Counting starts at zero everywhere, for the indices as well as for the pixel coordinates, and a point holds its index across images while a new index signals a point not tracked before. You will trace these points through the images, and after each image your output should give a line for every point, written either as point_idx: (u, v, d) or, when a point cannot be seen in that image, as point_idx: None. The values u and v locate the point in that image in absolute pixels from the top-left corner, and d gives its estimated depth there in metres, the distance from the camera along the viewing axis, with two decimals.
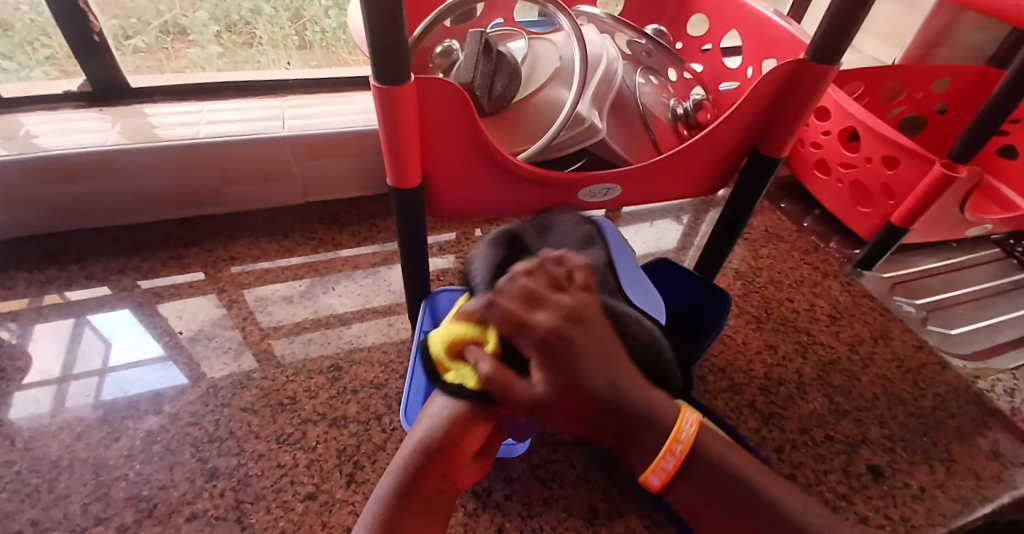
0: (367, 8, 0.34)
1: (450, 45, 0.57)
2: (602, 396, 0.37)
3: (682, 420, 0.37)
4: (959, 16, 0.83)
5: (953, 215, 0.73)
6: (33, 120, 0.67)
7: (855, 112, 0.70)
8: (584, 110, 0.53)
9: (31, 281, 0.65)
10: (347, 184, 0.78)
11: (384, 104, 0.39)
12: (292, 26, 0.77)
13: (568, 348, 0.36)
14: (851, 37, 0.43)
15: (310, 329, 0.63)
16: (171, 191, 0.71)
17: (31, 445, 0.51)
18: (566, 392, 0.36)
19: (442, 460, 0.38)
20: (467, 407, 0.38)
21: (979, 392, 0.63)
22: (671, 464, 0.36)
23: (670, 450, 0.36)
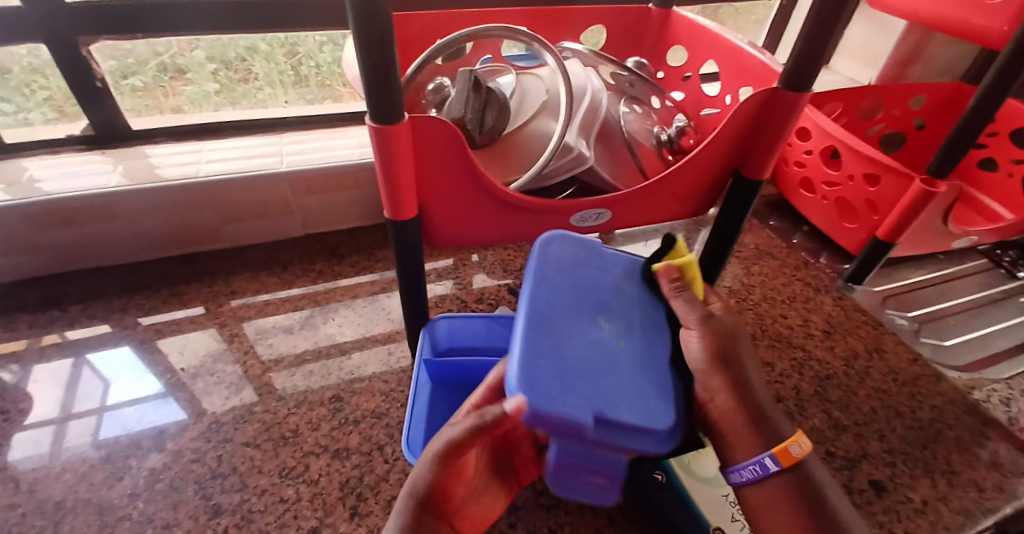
0: (361, 53, 0.35)
1: (442, 82, 0.59)
2: (760, 402, 0.43)
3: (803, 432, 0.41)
4: (931, 36, 0.86)
5: (938, 227, 0.75)
6: (36, 166, 0.68)
7: (835, 131, 0.72)
8: (572, 139, 0.55)
9: (33, 322, 0.66)
10: (344, 216, 0.80)
11: (379, 142, 0.41)
12: (287, 63, 0.78)
13: (735, 346, 0.44)
14: (819, 68, 0.45)
15: (310, 361, 0.64)
16: (171, 229, 0.72)
17: (34, 487, 0.51)
18: (741, 386, 0.42)
19: (437, 504, 0.38)
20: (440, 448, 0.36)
21: (974, 402, 0.63)
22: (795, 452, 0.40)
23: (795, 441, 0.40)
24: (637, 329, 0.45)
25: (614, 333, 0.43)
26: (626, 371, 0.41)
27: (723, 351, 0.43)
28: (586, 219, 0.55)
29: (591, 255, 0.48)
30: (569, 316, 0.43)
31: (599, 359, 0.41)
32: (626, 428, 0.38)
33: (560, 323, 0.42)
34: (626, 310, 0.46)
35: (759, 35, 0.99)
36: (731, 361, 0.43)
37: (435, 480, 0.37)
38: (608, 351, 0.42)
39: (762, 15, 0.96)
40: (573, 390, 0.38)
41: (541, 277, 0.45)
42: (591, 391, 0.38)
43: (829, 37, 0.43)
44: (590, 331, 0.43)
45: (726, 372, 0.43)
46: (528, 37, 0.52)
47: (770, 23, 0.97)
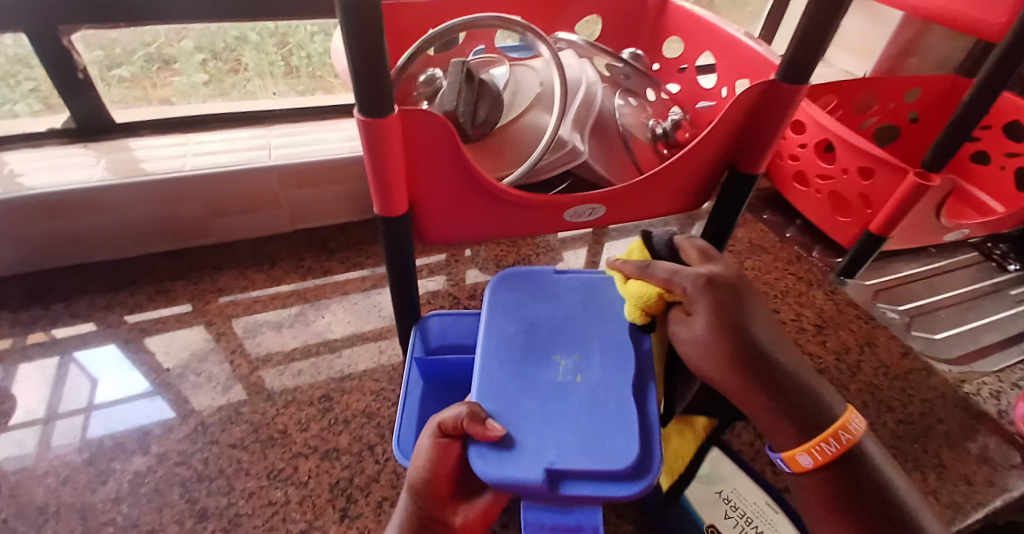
0: (348, 40, 0.34)
1: (433, 73, 0.58)
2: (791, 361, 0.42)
3: (851, 416, 0.39)
4: (926, 28, 0.85)
5: (931, 221, 0.75)
6: (16, 159, 0.66)
7: (829, 125, 0.72)
8: (566, 133, 0.54)
9: (14, 321, 0.64)
10: (334, 211, 0.78)
11: (367, 135, 0.39)
12: (278, 53, 0.77)
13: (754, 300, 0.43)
14: (817, 61, 0.44)
15: (299, 359, 0.63)
16: (156, 224, 0.70)
17: (16, 491, 0.50)
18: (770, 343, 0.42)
19: (424, 494, 0.38)
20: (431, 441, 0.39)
21: (965, 396, 0.63)
22: (833, 449, 0.38)
23: (834, 436, 0.38)
24: (597, 360, 0.45)
25: (572, 369, 0.44)
26: (583, 402, 0.42)
27: (725, 309, 0.40)
28: (580, 214, 0.54)
29: (567, 295, 0.50)
30: (521, 363, 0.45)
31: (553, 403, 0.42)
32: (585, 477, 0.38)
33: (513, 371, 0.44)
34: (591, 342, 0.46)
35: (754, 26, 0.97)
36: (737, 309, 0.40)
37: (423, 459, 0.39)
38: (563, 392, 0.43)
39: (756, 6, 0.95)
40: (523, 444, 0.39)
41: (493, 329, 0.47)
42: (546, 442, 0.39)
43: (831, 27, 0.42)
44: (544, 371, 0.44)
45: (739, 339, 0.39)
46: (522, 28, 0.51)
47: (766, 14, 0.96)
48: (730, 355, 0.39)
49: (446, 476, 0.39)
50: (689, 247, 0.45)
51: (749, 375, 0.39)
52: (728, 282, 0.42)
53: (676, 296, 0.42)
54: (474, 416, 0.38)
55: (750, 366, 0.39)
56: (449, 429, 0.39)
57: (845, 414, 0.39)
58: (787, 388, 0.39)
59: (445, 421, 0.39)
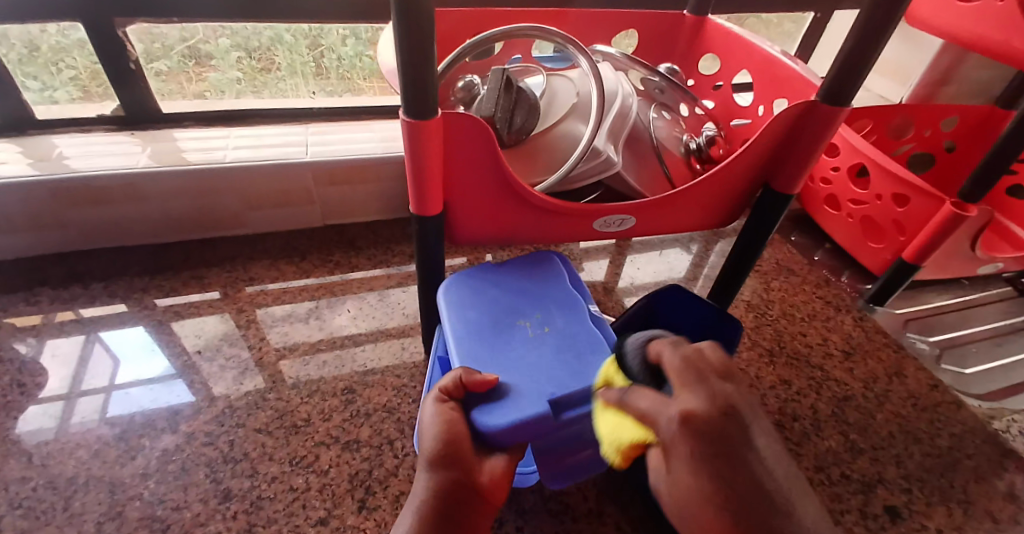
0: (399, 41, 0.35)
1: (471, 80, 0.59)
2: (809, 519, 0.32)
3: None
4: (966, 57, 0.84)
5: (964, 251, 0.74)
6: (65, 143, 0.69)
7: (864, 149, 0.71)
8: (601, 143, 0.54)
9: (54, 297, 0.67)
10: (364, 209, 0.80)
11: (410, 136, 0.40)
12: (310, 54, 0.78)
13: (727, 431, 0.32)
14: (858, 84, 0.45)
15: (324, 351, 0.64)
16: (193, 212, 0.72)
17: (48, 461, 0.51)
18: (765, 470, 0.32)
19: (443, 455, 0.40)
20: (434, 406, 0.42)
21: (994, 432, 0.62)
22: None
23: None
24: (557, 312, 0.50)
25: (537, 325, 0.49)
26: (555, 348, 0.47)
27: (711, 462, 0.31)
28: (609, 225, 0.54)
29: (540, 257, 0.56)
30: (491, 330, 0.48)
31: (530, 355, 0.46)
32: (583, 403, 0.43)
33: (483, 340, 0.47)
34: (547, 298, 0.51)
35: (788, 48, 0.97)
36: (732, 465, 0.31)
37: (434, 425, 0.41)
38: (536, 344, 0.47)
39: (791, 27, 0.95)
40: (520, 392, 0.43)
41: (465, 305, 0.50)
42: (540, 380, 0.44)
43: (874, 50, 0.42)
44: (509, 331, 0.48)
45: (724, 497, 0.31)
46: (562, 38, 0.51)
47: (801, 36, 0.95)
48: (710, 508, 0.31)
49: (462, 435, 0.41)
50: (673, 357, 0.36)
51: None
52: (711, 428, 0.32)
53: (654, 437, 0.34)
54: (471, 372, 0.42)
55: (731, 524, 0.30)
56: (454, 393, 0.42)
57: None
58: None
59: (449, 385, 0.42)
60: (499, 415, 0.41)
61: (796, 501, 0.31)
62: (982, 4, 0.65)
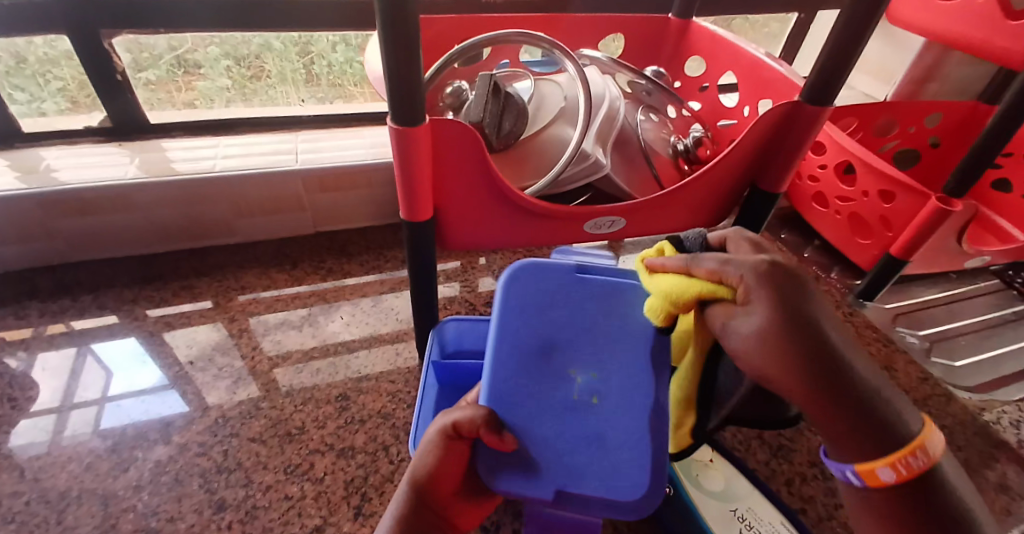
0: (384, 51, 0.35)
1: (461, 85, 0.59)
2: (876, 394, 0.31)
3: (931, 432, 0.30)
4: (948, 54, 0.85)
5: (950, 246, 0.75)
6: (54, 155, 0.69)
7: (849, 147, 0.72)
8: (589, 146, 0.55)
9: (44, 310, 0.66)
10: (356, 215, 0.80)
11: (398, 143, 0.41)
12: (300, 61, 0.77)
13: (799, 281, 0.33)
14: (839, 86, 0.45)
15: (317, 358, 0.64)
16: (183, 222, 0.72)
17: (40, 475, 0.51)
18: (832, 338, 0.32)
19: (427, 490, 0.37)
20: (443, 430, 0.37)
21: (984, 424, 0.63)
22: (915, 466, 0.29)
23: (915, 451, 0.29)
24: (617, 366, 0.42)
25: (587, 388, 0.41)
26: (592, 432, 0.39)
27: (788, 315, 0.31)
28: (599, 227, 0.55)
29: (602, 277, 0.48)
30: (537, 363, 0.42)
31: (568, 416, 0.40)
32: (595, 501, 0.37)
33: (525, 376, 0.41)
34: (610, 357, 0.42)
35: (774, 48, 0.98)
36: (801, 300, 0.32)
37: (430, 458, 0.37)
38: (580, 401, 0.41)
39: (777, 28, 0.96)
40: (536, 461, 0.38)
41: (514, 323, 0.43)
42: (564, 460, 0.38)
43: (852, 54, 0.43)
44: (556, 383, 0.41)
45: (803, 329, 0.31)
46: (548, 44, 0.52)
47: (787, 36, 0.96)
48: (785, 359, 0.31)
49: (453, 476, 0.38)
50: (736, 237, 0.38)
51: (815, 384, 0.30)
52: (784, 273, 0.33)
53: (727, 291, 0.34)
54: (493, 424, 0.37)
55: (812, 359, 0.30)
56: (461, 436, 0.37)
57: (921, 427, 0.30)
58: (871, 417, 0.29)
59: (466, 426, 0.37)
60: (492, 479, 0.37)
61: (855, 357, 0.31)
62: (960, 2, 0.66)
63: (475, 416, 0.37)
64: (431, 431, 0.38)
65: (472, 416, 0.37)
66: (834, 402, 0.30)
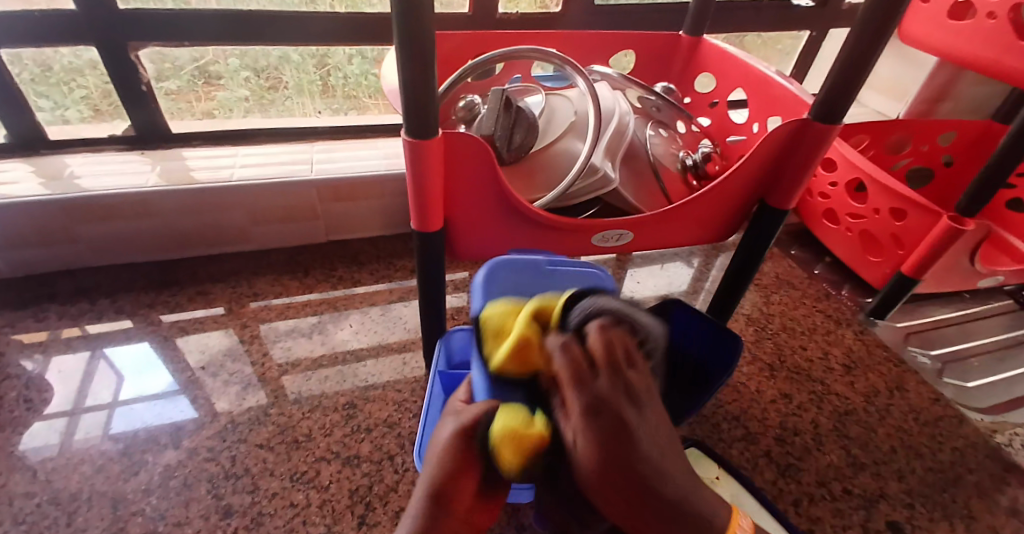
0: (401, 63, 0.36)
1: (472, 99, 0.60)
2: (645, 459, 0.31)
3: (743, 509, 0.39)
4: (961, 73, 0.85)
5: (963, 265, 0.74)
6: (77, 162, 0.71)
7: (861, 165, 0.72)
8: (598, 160, 0.56)
9: (62, 313, 0.68)
10: (368, 224, 0.81)
11: (412, 155, 0.41)
12: (317, 73, 0.79)
13: (616, 419, 0.31)
14: (847, 107, 0.46)
15: (326, 366, 0.64)
16: (199, 229, 0.73)
17: (52, 476, 0.52)
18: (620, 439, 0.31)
19: (454, 501, 0.36)
20: (456, 436, 0.36)
21: (997, 446, 0.62)
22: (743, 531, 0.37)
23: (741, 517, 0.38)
24: None
25: None
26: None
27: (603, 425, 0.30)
28: (608, 239, 0.55)
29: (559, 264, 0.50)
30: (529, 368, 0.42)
31: None
32: None
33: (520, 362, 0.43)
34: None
35: (785, 65, 0.99)
36: (616, 432, 0.31)
37: (450, 465, 0.36)
38: None
39: (789, 45, 0.97)
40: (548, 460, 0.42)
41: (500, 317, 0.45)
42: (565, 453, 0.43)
43: (860, 76, 0.44)
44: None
45: (613, 456, 0.30)
46: (560, 60, 0.53)
47: (798, 54, 0.97)
48: (602, 462, 0.30)
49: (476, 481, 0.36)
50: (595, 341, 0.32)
51: (630, 496, 0.31)
52: (598, 404, 0.31)
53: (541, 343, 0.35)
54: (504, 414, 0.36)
55: (623, 479, 0.31)
56: (479, 438, 0.36)
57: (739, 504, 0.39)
58: (650, 491, 0.31)
59: (482, 421, 0.35)
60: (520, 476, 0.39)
61: (645, 440, 0.32)
62: (973, 22, 0.66)
63: (484, 406, 0.36)
64: (450, 435, 0.36)
65: (484, 406, 0.36)
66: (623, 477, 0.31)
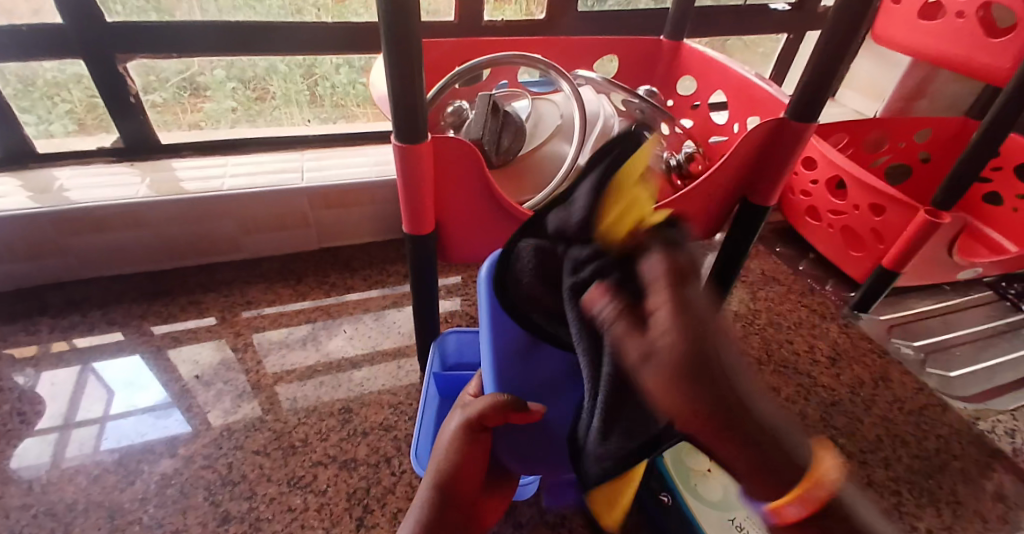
0: (390, 71, 0.37)
1: (460, 106, 0.61)
2: (766, 414, 0.26)
3: None
4: (935, 73, 0.88)
5: (942, 258, 0.76)
6: (65, 175, 0.71)
7: (840, 162, 0.74)
8: (585, 163, 0.57)
9: (53, 326, 0.67)
10: (359, 231, 0.82)
11: (402, 160, 0.42)
12: (304, 83, 0.79)
13: (715, 355, 0.26)
14: (823, 104, 0.47)
15: (321, 372, 0.65)
16: (191, 239, 0.74)
17: (47, 488, 0.52)
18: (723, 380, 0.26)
19: (459, 492, 0.42)
20: (466, 424, 0.42)
21: (980, 433, 0.63)
22: None
23: None
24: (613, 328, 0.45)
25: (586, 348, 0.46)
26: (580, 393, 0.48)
27: (694, 336, 0.26)
28: None
29: None
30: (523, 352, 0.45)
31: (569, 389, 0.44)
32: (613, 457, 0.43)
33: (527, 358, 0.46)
34: None
35: (766, 67, 1.01)
36: (711, 366, 0.26)
37: (459, 454, 0.42)
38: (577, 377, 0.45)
39: (768, 48, 0.99)
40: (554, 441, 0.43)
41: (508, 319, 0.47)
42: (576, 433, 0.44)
43: (834, 74, 0.45)
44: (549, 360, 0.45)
45: (706, 368, 0.25)
46: (545, 65, 0.54)
47: (778, 56, 0.99)
48: (668, 384, 0.26)
49: (479, 469, 0.42)
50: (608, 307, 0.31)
51: (706, 415, 0.25)
52: (690, 346, 0.26)
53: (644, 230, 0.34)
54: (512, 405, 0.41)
55: (722, 395, 0.25)
56: (485, 428, 0.42)
57: None
58: (760, 444, 0.25)
59: (486, 412, 0.41)
60: (515, 462, 0.44)
61: (758, 398, 0.27)
62: (943, 21, 0.68)
63: (494, 400, 0.41)
64: (458, 425, 0.43)
65: (490, 400, 0.41)
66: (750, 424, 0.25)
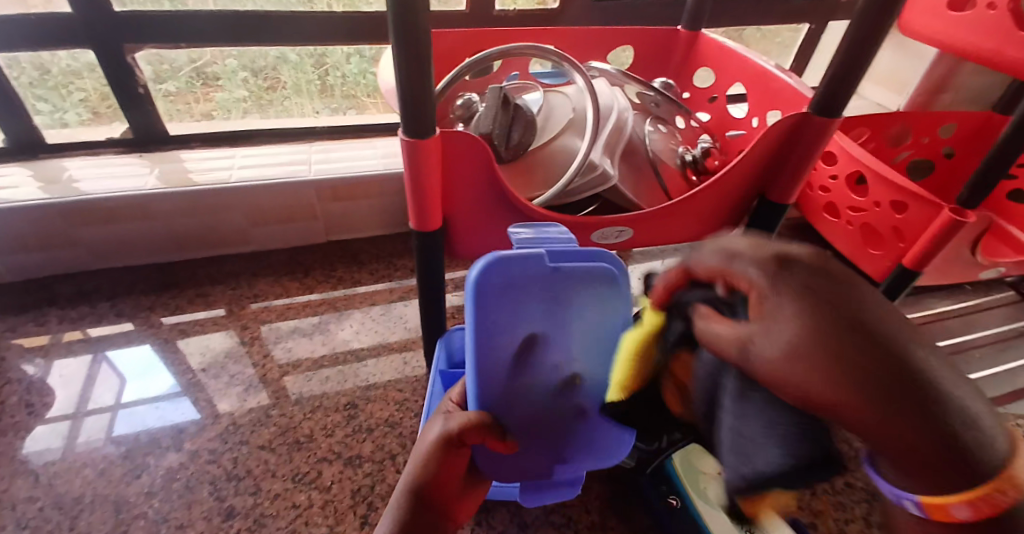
0: (398, 62, 0.36)
1: (471, 98, 0.60)
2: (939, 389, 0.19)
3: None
4: (961, 65, 0.85)
5: (963, 257, 0.74)
6: (74, 165, 0.71)
7: (862, 157, 0.72)
8: (597, 157, 0.55)
9: (62, 317, 0.67)
10: (367, 224, 0.81)
11: (410, 153, 0.41)
12: (315, 72, 0.78)
13: (817, 282, 0.21)
14: (848, 98, 0.46)
15: (327, 367, 0.64)
16: (199, 231, 0.73)
17: (54, 480, 0.52)
18: (846, 351, 0.19)
19: (438, 498, 0.40)
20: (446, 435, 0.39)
21: None
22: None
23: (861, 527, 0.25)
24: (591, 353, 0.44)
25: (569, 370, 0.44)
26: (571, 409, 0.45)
27: (815, 325, 0.20)
28: (606, 237, 0.54)
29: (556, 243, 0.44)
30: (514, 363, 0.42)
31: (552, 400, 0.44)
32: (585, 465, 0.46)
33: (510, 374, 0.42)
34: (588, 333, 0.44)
35: (785, 58, 0.98)
36: (835, 300, 0.20)
37: (436, 464, 0.39)
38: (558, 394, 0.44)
39: (788, 38, 0.96)
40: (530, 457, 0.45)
41: (496, 327, 0.40)
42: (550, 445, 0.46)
43: (860, 67, 0.43)
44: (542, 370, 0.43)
45: (846, 335, 0.20)
46: (557, 57, 0.53)
47: (797, 46, 0.96)
48: (807, 350, 0.20)
49: (455, 479, 0.41)
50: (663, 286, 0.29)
51: (861, 385, 0.19)
52: (809, 279, 0.21)
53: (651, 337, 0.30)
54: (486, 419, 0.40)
55: (851, 351, 0.19)
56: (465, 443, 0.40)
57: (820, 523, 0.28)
58: (942, 430, 0.19)
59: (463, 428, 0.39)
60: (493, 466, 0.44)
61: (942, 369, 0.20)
62: (973, 13, 0.66)
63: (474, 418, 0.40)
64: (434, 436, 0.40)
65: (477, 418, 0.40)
66: (935, 443, 0.19)
